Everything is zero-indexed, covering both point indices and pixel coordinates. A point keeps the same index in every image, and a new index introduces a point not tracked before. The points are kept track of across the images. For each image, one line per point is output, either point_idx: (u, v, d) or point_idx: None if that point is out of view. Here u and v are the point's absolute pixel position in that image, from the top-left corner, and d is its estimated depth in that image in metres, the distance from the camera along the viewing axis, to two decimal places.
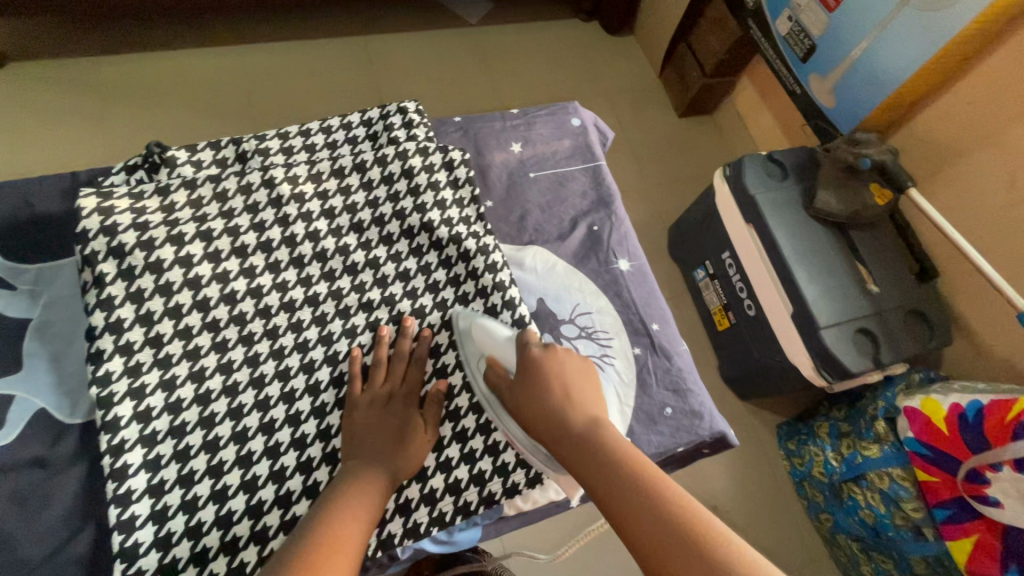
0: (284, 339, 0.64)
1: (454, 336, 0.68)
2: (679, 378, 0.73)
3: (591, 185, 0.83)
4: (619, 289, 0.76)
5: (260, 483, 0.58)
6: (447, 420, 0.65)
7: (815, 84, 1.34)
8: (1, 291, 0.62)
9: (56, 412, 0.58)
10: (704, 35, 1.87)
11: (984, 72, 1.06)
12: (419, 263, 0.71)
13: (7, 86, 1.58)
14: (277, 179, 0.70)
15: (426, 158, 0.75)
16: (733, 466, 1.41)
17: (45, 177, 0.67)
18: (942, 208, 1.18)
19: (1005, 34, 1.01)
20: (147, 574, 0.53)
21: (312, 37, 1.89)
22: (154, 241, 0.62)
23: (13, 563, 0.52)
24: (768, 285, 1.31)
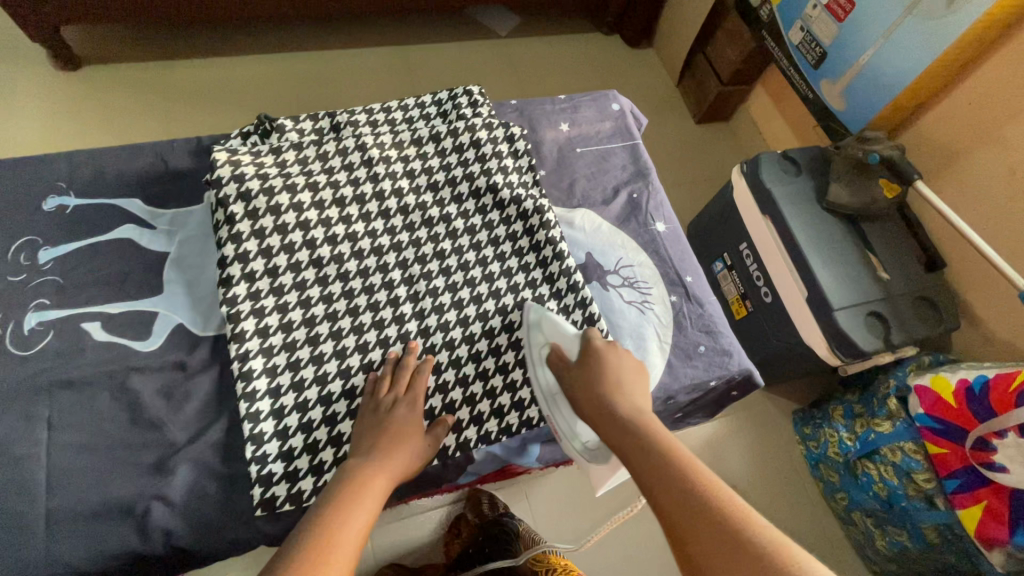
0: (374, 277, 0.75)
1: (514, 281, 0.79)
2: (711, 322, 0.83)
3: (630, 160, 0.95)
4: (657, 247, 0.87)
5: (357, 393, 0.69)
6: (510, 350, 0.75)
7: (826, 88, 1.46)
8: (143, 230, 0.74)
9: (191, 326, 0.70)
10: (720, 47, 2.00)
11: (984, 76, 1.17)
12: (484, 219, 0.81)
13: (88, 88, 1.78)
14: (368, 145, 0.81)
15: (491, 132, 0.87)
16: (751, 445, 1.50)
17: (175, 140, 0.80)
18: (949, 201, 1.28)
19: (1002, 39, 1.12)
20: (270, 456, 0.64)
21: (357, 46, 2.05)
22: (272, 189, 0.74)
23: (162, 444, 0.63)
24: (784, 272, 1.41)
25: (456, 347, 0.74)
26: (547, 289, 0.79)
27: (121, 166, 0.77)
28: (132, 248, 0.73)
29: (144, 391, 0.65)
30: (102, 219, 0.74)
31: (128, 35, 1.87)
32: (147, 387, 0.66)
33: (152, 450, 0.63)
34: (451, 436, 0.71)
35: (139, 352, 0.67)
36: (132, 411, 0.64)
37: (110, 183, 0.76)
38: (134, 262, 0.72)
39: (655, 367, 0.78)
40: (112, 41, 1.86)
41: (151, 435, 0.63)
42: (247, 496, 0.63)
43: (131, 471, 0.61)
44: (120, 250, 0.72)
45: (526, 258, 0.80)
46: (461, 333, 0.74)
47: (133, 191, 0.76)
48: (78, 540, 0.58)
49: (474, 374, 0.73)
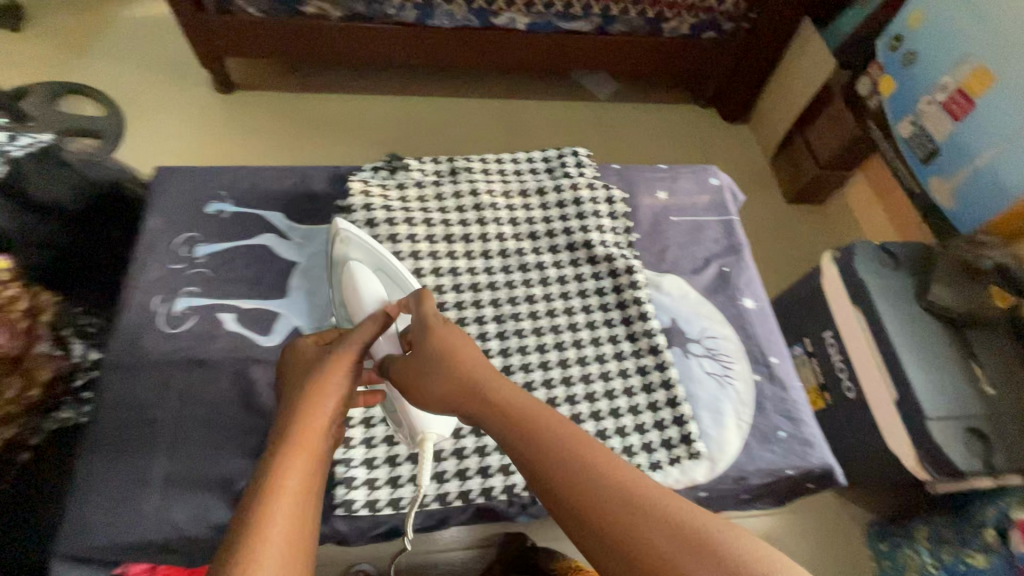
0: (468, 312, 0.81)
1: (596, 334, 0.82)
2: (794, 408, 0.81)
3: (724, 235, 0.96)
4: (743, 323, 0.87)
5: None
6: (584, 400, 0.78)
7: (935, 185, 1.41)
8: (280, 240, 0.84)
9: (306, 329, 0.78)
10: (822, 131, 1.99)
11: None
12: (575, 271, 0.86)
13: (238, 108, 2.08)
14: (479, 191, 0.90)
15: (593, 192, 0.92)
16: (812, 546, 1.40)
17: (319, 166, 0.92)
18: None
19: None
20: (355, 461, 0.71)
21: (466, 95, 2.25)
22: (394, 221, 0.84)
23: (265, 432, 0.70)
24: (869, 366, 1.34)
25: (534, 389, 0.78)
26: (628, 347, 0.82)
27: (273, 183, 0.89)
28: (270, 254, 0.83)
29: (258, 381, 0.73)
30: (250, 226, 0.85)
31: (277, 69, 2.18)
32: (261, 378, 0.74)
33: (257, 435, 0.70)
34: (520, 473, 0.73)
35: (261, 346, 0.76)
36: (246, 398, 0.72)
37: (262, 195, 0.88)
38: (270, 266, 0.82)
39: (730, 443, 0.77)
40: (265, 72, 2.17)
41: (258, 422, 0.71)
42: (329, 494, 0.69)
43: (237, 452, 0.69)
44: (259, 254, 0.83)
45: (609, 314, 0.84)
46: (541, 376, 0.79)
47: (278, 205, 0.87)
48: (186, 505, 0.65)
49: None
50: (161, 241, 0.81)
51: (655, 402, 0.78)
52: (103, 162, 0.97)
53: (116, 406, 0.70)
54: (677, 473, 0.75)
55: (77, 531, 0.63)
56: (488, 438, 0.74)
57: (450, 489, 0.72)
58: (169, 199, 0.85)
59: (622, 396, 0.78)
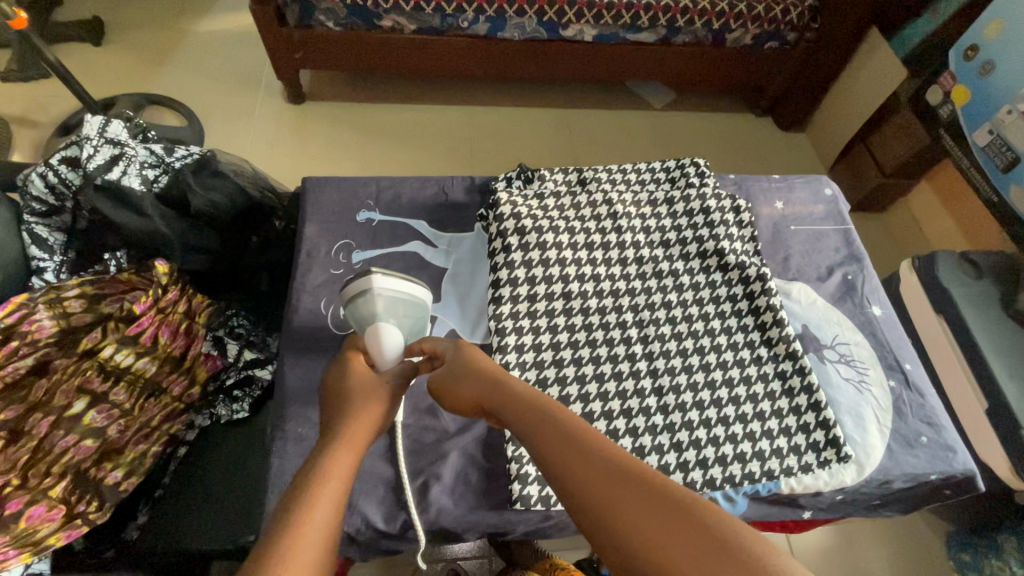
0: (610, 316, 0.84)
1: (734, 339, 0.84)
2: (933, 414, 0.82)
3: (843, 244, 0.99)
4: (873, 330, 0.89)
5: (595, 416, 0.77)
6: (730, 403, 0.79)
7: (1017, 194, 1.59)
8: (429, 247, 0.89)
9: (461, 331, 0.82)
10: (885, 138, 1.99)
11: None
12: (708, 279, 0.88)
13: (311, 118, 2.16)
14: (612, 200, 0.93)
15: (719, 201, 0.95)
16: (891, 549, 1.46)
17: (455, 177, 0.96)
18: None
19: None
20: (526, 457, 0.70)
21: (528, 105, 2.30)
22: (538, 229, 0.87)
23: (435, 431, 0.74)
24: (958, 378, 1.41)
25: (681, 393, 0.80)
26: (765, 352, 0.84)
27: (414, 193, 0.94)
28: (420, 261, 0.87)
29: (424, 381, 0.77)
30: (399, 234, 0.89)
31: (348, 80, 2.25)
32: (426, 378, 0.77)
33: (430, 432, 0.74)
34: (678, 473, 0.75)
35: None
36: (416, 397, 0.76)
37: (406, 205, 0.92)
38: (421, 272, 0.86)
39: (874, 447, 0.79)
40: (336, 83, 2.24)
41: (429, 419, 0.74)
42: (504, 490, 0.71)
43: (412, 448, 0.73)
44: (411, 262, 0.87)
45: (744, 320, 0.86)
46: (686, 380, 0.80)
47: (422, 214, 0.92)
48: (371, 499, 0.69)
49: (699, 421, 0.78)
50: (321, 248, 0.86)
51: (798, 406, 0.80)
52: (244, 172, 1.02)
53: (297, 404, 0.73)
54: (826, 475, 0.77)
55: None
56: (644, 439, 0.77)
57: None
58: (323, 208, 0.90)
59: (765, 400, 0.80)
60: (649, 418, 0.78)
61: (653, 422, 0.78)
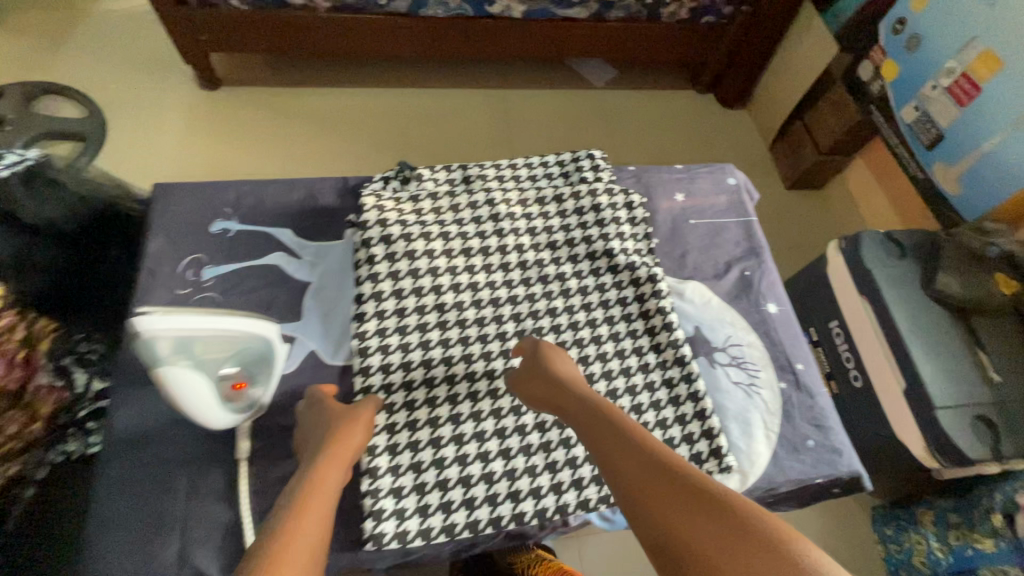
0: (488, 327, 0.78)
1: (620, 346, 0.80)
2: (821, 416, 0.80)
3: (744, 237, 0.95)
4: (767, 328, 0.86)
5: (465, 439, 0.72)
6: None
7: (940, 171, 1.57)
8: (291, 259, 0.81)
9: (321, 352, 0.75)
10: (821, 116, 1.96)
11: None
12: (597, 281, 0.83)
13: (225, 105, 2.00)
14: (496, 200, 0.86)
15: (611, 197, 0.89)
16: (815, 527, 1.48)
17: (326, 179, 0.88)
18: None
19: None
20: (382, 490, 0.67)
21: (462, 86, 2.20)
22: (409, 236, 0.80)
23: (285, 466, 0.68)
24: (879, 359, 1.42)
25: None
26: (652, 358, 0.80)
27: (278, 199, 0.85)
28: (280, 275, 0.80)
29: (276, 410, 0.71)
30: (257, 245, 0.81)
31: (265, 63, 2.10)
32: (278, 406, 0.71)
33: (280, 467, 0.68)
34: (551, 497, 0.70)
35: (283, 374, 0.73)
36: (266, 429, 0.70)
37: (267, 212, 0.84)
38: (281, 287, 0.79)
39: (758, 455, 0.76)
40: (252, 66, 2.09)
41: (281, 453, 0.69)
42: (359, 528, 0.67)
43: (257, 486, 0.67)
44: (268, 276, 0.79)
45: (632, 324, 0.82)
46: None
47: (285, 222, 0.84)
48: (207, 548, 0.63)
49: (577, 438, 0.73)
50: (165, 266, 0.78)
51: (683, 415, 0.76)
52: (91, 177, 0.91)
53: (128, 446, 0.66)
54: None
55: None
56: (517, 461, 0.71)
57: (483, 516, 0.68)
58: (171, 220, 0.81)
59: (650, 410, 0.76)
60: (525, 437, 0.73)
61: (528, 441, 0.72)
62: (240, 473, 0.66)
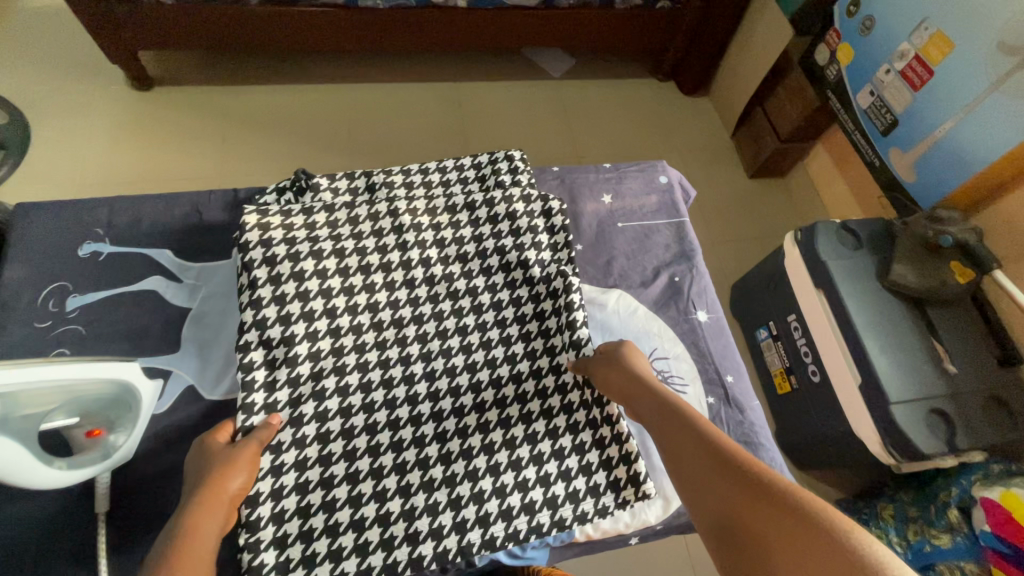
0: (390, 351, 0.72)
1: (535, 365, 0.74)
2: (751, 432, 0.75)
3: (675, 239, 0.89)
4: (696, 338, 0.80)
5: (361, 477, 0.66)
6: (525, 442, 0.69)
7: (895, 157, 1.47)
8: (170, 283, 0.74)
9: (199, 387, 0.68)
10: (780, 103, 1.91)
11: None
12: (511, 295, 0.77)
13: (160, 106, 1.90)
14: (400, 210, 0.80)
15: (528, 203, 0.83)
16: None
17: (213, 192, 0.80)
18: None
19: None
20: (264, 542, 0.61)
21: (415, 80, 2.11)
22: (299, 254, 0.73)
23: (152, 516, 0.62)
24: (835, 354, 1.38)
25: (468, 436, 0.69)
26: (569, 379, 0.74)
27: (157, 216, 0.77)
28: (157, 302, 0.72)
29: (144, 456, 0.64)
30: (131, 268, 0.73)
31: (202, 61, 1.99)
32: (146, 452, 0.64)
33: (146, 520, 0.61)
34: (454, 536, 0.64)
35: (155, 414, 0.66)
36: (133, 478, 0.63)
37: (144, 232, 0.76)
38: (158, 316, 0.72)
39: None
40: (189, 64, 1.98)
41: (148, 504, 0.62)
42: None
43: (119, 542, 0.60)
44: (143, 303, 0.72)
45: (549, 340, 0.76)
46: (475, 420, 0.70)
47: (165, 242, 0.76)
48: None
49: (485, 469, 0.67)
50: (23, 297, 0.70)
51: (601, 439, 0.71)
52: None
53: None
54: (628, 515, 0.71)
55: None
56: (416, 498, 0.65)
57: (376, 563, 0.62)
58: (32, 245, 0.73)
59: (566, 434, 0.71)
60: (426, 472, 0.67)
61: (431, 475, 0.67)
62: (97, 529, 0.59)
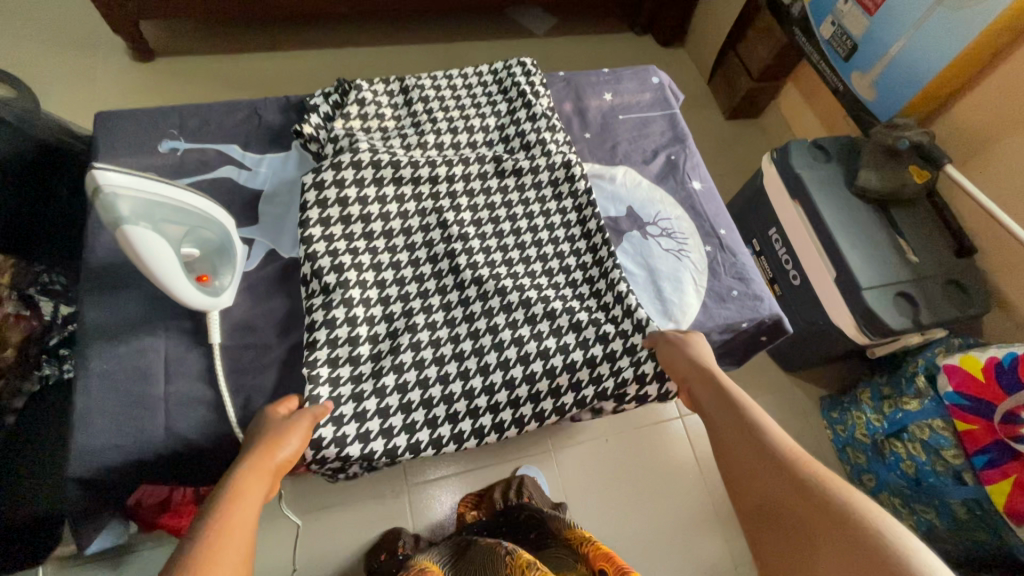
0: (431, 222, 0.85)
1: (570, 278, 0.85)
2: (743, 269, 0.90)
3: (669, 127, 1.02)
4: (693, 203, 0.94)
5: (415, 314, 0.79)
6: (551, 335, 0.79)
7: (856, 80, 1.58)
8: (241, 170, 0.85)
9: (280, 249, 0.80)
10: (750, 43, 2.04)
11: (1009, 70, 1.30)
12: (532, 170, 0.90)
13: (161, 75, 1.97)
14: (434, 109, 0.94)
15: (539, 100, 0.95)
16: None
17: (268, 98, 0.92)
18: (990, 192, 1.37)
19: (1010, 47, 1.29)
20: (342, 364, 0.73)
21: (404, 43, 2.21)
22: (355, 143, 0.85)
23: (253, 346, 0.74)
24: (812, 255, 1.52)
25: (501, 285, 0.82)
26: (584, 244, 0.87)
27: (222, 119, 0.89)
28: (232, 184, 0.84)
29: (240, 304, 0.76)
30: (205, 159, 0.85)
31: (197, 31, 2.06)
32: (241, 301, 0.76)
33: (250, 352, 0.74)
34: (492, 357, 0.77)
35: (246, 270, 0.78)
36: (234, 320, 0.75)
37: (212, 131, 0.87)
38: (234, 196, 0.83)
39: (690, 305, 0.85)
40: (184, 35, 2.05)
41: (249, 341, 0.74)
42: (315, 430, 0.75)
43: (232, 368, 0.72)
44: (220, 186, 0.83)
45: (564, 206, 0.89)
46: (506, 274, 0.83)
47: (232, 139, 0.87)
48: (186, 419, 0.68)
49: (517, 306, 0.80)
50: None
51: (593, 279, 0.84)
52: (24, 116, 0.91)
53: (102, 340, 0.70)
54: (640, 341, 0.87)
55: (83, 456, 0.65)
56: (460, 330, 0.79)
57: (432, 375, 0.76)
58: (115, 142, 0.83)
59: (578, 271, 0.85)
60: (468, 310, 0.80)
61: (471, 314, 0.80)
62: (214, 354, 0.71)
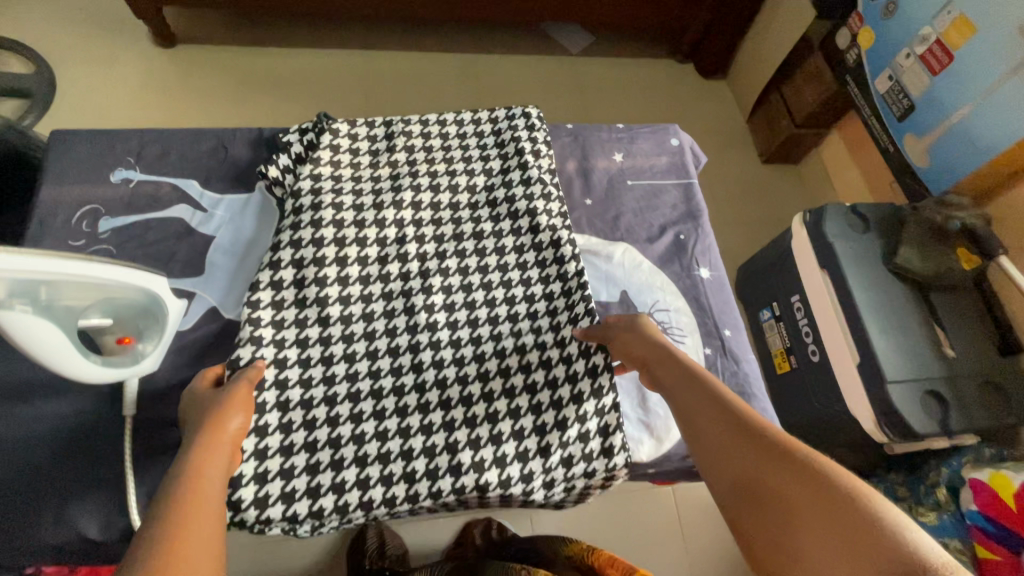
0: (396, 302, 0.74)
1: (548, 379, 0.72)
2: (744, 381, 0.78)
3: (682, 199, 0.91)
4: (697, 293, 0.83)
5: (363, 417, 0.68)
6: (515, 460, 0.68)
7: (909, 144, 1.41)
8: (195, 212, 0.78)
9: (223, 310, 0.73)
10: (797, 86, 1.88)
11: None
12: (515, 242, 0.80)
13: (174, 60, 1.89)
14: (418, 160, 0.84)
15: (538, 159, 0.85)
16: None
17: (237, 130, 0.83)
18: None
19: None
20: (271, 474, 0.64)
21: (428, 50, 2.11)
22: (321, 203, 0.76)
23: (172, 420, 0.66)
24: (836, 333, 1.34)
25: (467, 384, 0.71)
26: (568, 339, 0.74)
27: (183, 150, 0.81)
28: (183, 227, 0.76)
29: (166, 368, 0.69)
30: (159, 195, 0.77)
31: (217, 18, 1.99)
32: (169, 365, 0.69)
33: (167, 427, 0.66)
34: (448, 479, 0.66)
35: (179, 329, 0.71)
36: (157, 388, 0.68)
37: (170, 163, 0.80)
38: (183, 241, 0.76)
39: None
40: (203, 21, 1.98)
41: (169, 415, 0.67)
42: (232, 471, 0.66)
43: (145, 444, 0.65)
44: (169, 228, 0.76)
45: (549, 288, 0.77)
46: (474, 370, 0.72)
47: (191, 174, 0.80)
48: (80, 501, 0.61)
49: (483, 416, 0.70)
50: (58, 215, 0.73)
51: (574, 373, 0.72)
52: None
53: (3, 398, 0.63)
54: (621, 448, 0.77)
55: None
56: (415, 441, 0.68)
57: (376, 497, 0.65)
58: (62, 167, 0.76)
59: (558, 368, 0.73)
60: (426, 416, 0.69)
61: (430, 420, 0.69)
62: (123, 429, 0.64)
